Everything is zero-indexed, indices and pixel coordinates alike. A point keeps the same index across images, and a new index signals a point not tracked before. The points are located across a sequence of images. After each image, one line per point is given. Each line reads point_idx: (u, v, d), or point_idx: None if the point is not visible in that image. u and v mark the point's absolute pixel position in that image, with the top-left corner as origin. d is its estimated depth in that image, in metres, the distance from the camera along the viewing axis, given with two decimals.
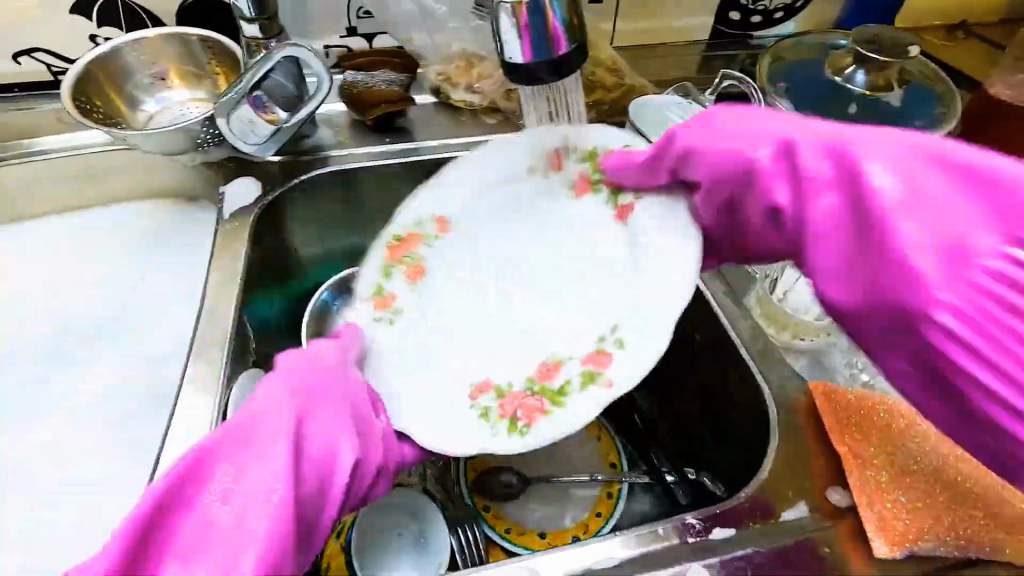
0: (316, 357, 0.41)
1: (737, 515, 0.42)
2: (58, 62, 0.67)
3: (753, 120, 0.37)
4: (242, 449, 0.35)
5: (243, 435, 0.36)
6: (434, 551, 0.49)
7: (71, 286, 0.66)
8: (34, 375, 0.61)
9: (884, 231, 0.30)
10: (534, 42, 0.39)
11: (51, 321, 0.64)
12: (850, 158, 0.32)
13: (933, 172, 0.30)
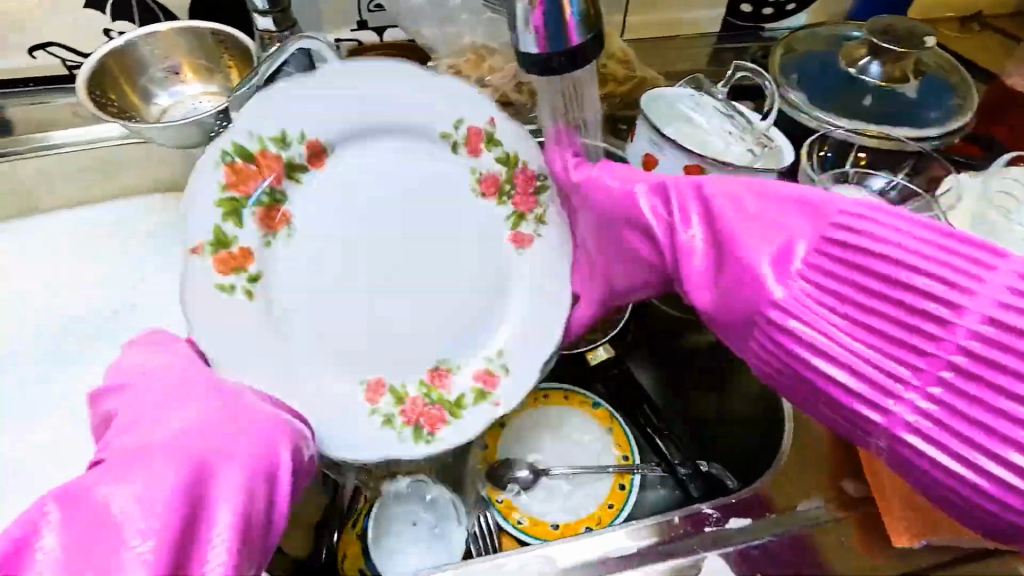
0: (196, 382, 0.43)
1: (751, 505, 0.42)
2: (73, 56, 0.67)
3: (630, 172, 0.44)
4: (112, 474, 0.32)
5: (118, 462, 0.33)
6: (448, 537, 0.50)
7: (76, 285, 0.68)
8: (53, 372, 0.64)
9: (739, 258, 0.35)
10: (548, 26, 0.39)
11: (51, 322, 0.66)
12: (699, 198, 0.38)
13: (759, 204, 0.35)
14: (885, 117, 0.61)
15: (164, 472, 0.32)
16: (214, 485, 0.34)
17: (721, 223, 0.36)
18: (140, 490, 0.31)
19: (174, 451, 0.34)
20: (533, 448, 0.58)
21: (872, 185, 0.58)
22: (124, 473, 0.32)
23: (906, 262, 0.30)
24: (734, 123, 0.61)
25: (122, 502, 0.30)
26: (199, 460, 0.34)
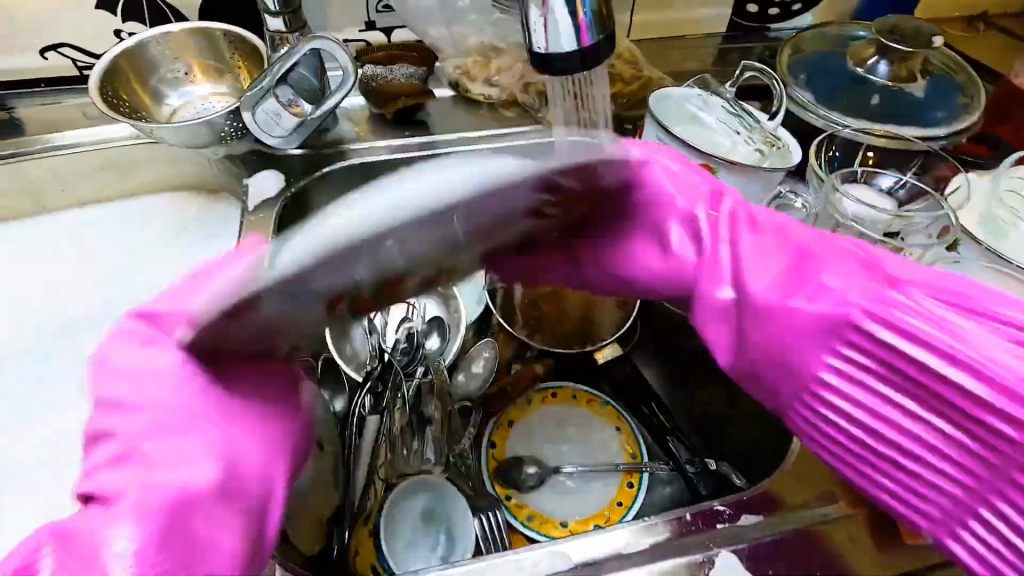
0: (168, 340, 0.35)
1: (762, 502, 0.42)
2: (84, 57, 0.68)
3: (702, 173, 0.45)
4: (100, 513, 0.32)
5: (107, 488, 0.32)
6: (459, 535, 0.50)
7: (79, 284, 0.68)
8: (58, 369, 0.63)
9: (818, 275, 0.38)
10: (561, 27, 0.39)
11: (52, 321, 0.66)
12: (761, 222, 0.42)
13: (824, 244, 0.40)
14: (893, 116, 0.61)
15: (135, 531, 0.31)
16: (191, 531, 0.32)
17: (797, 246, 0.40)
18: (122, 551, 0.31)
19: (149, 493, 0.32)
20: (543, 447, 0.59)
21: (881, 184, 0.57)
22: (104, 518, 0.32)
23: (965, 298, 0.36)
24: (742, 122, 0.61)
25: (109, 564, 0.30)
26: (176, 506, 0.32)
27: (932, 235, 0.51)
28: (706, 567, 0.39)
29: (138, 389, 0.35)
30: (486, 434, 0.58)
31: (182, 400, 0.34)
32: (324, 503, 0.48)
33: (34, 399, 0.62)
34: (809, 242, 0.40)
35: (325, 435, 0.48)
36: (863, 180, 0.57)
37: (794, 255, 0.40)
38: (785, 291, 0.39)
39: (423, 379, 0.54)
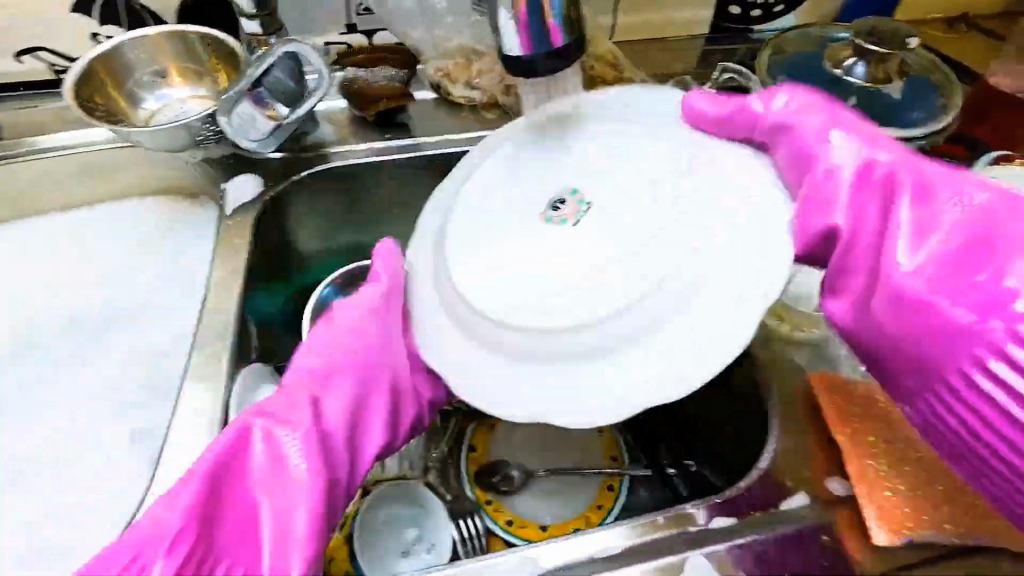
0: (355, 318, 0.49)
1: (736, 504, 0.42)
2: (59, 60, 0.67)
3: (876, 144, 0.43)
4: (291, 412, 0.44)
5: (288, 400, 0.44)
6: (435, 541, 0.50)
7: (61, 286, 0.67)
8: (32, 375, 0.61)
9: (964, 243, 0.36)
10: (531, 32, 0.39)
11: (40, 322, 0.65)
12: (930, 197, 0.39)
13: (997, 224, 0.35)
14: (871, 117, 0.61)
15: (306, 448, 0.41)
16: (315, 484, 0.40)
17: (951, 214, 0.37)
18: (300, 451, 0.41)
19: (323, 417, 0.44)
20: (522, 450, 0.58)
21: None
22: (294, 418, 0.43)
23: None
24: None
25: (291, 458, 0.41)
26: (337, 432, 0.44)
27: None
28: (679, 570, 0.39)
29: (320, 348, 0.48)
30: (464, 437, 0.58)
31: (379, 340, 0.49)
32: None
33: (33, 399, 0.61)
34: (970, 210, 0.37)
35: None
36: None
37: (945, 223, 0.37)
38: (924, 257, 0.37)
39: None
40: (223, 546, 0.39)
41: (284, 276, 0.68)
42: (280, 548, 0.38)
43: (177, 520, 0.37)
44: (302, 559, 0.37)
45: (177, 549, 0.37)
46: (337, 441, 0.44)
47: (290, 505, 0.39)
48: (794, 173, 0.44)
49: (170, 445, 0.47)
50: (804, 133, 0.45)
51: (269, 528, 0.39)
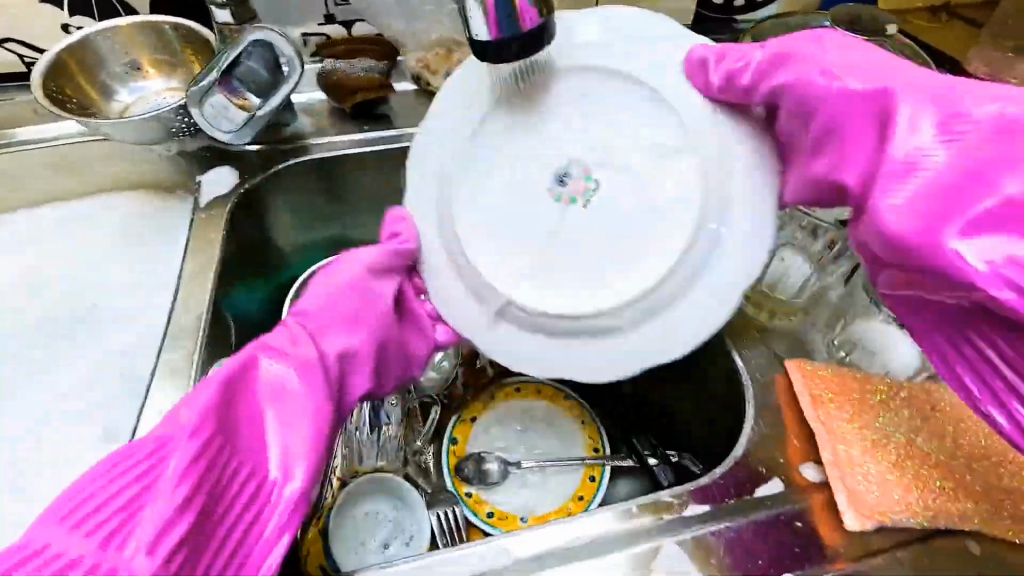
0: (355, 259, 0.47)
1: (711, 492, 0.42)
2: (31, 53, 0.66)
3: (871, 70, 0.38)
4: (298, 336, 0.42)
5: (293, 330, 0.43)
6: (415, 533, 0.49)
7: (43, 283, 0.65)
8: (36, 375, 0.61)
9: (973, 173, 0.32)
10: (501, 16, 0.39)
11: (24, 321, 0.64)
12: (930, 122, 0.34)
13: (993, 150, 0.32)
14: None
15: (305, 385, 0.39)
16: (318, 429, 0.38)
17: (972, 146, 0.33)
18: (301, 371, 0.40)
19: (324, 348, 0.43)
20: (502, 443, 0.58)
21: None
22: (301, 342, 0.42)
23: None
24: None
25: (290, 375, 0.40)
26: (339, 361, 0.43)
27: None
28: (652, 559, 0.39)
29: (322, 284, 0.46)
30: (443, 432, 0.58)
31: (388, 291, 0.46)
32: None
33: (35, 399, 0.59)
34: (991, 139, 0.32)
35: None
36: None
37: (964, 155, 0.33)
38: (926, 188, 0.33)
39: None
40: (236, 443, 0.36)
41: (265, 271, 0.67)
42: (285, 459, 0.37)
43: (195, 412, 0.35)
44: (307, 469, 0.36)
45: (195, 436, 0.34)
46: (338, 370, 0.42)
47: (295, 418, 0.38)
48: (790, 117, 0.41)
49: None
50: (794, 71, 0.40)
51: (276, 436, 0.37)
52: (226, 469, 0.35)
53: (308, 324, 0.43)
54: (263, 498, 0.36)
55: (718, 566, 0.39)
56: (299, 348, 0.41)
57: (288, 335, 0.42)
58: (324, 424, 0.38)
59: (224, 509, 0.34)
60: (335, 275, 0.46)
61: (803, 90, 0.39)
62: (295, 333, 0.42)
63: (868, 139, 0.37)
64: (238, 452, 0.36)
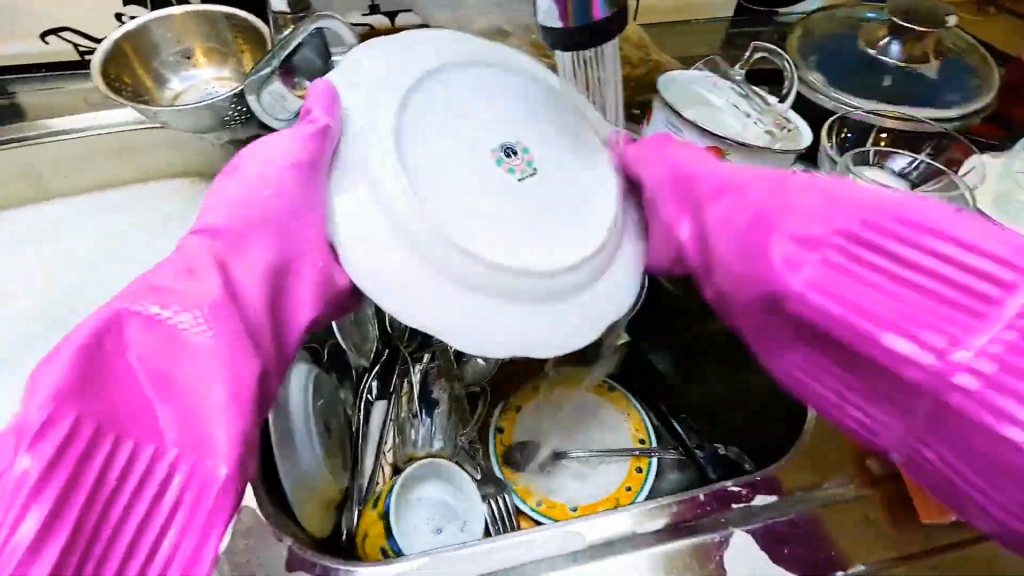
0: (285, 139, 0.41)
1: (775, 482, 0.42)
2: (84, 41, 0.68)
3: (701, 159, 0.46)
4: (183, 277, 0.34)
5: (182, 266, 0.34)
6: (469, 521, 0.50)
7: (90, 269, 0.67)
8: None
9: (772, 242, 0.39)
10: (573, 5, 0.39)
11: (69, 305, 0.65)
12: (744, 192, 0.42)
13: (782, 205, 0.39)
14: (903, 97, 0.60)
15: (210, 332, 0.31)
16: (237, 382, 0.31)
17: (766, 215, 0.40)
18: (198, 316, 0.32)
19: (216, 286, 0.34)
20: (548, 431, 0.58)
21: (894, 165, 0.56)
22: (196, 278, 0.34)
23: (917, 274, 0.34)
24: (753, 105, 0.61)
25: (181, 322, 0.31)
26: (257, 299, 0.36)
27: None
28: (719, 548, 0.40)
29: (220, 202, 0.39)
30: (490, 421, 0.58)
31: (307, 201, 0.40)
32: (332, 485, 0.49)
33: None
34: (782, 206, 0.39)
35: (329, 416, 0.52)
36: (875, 162, 0.56)
37: (760, 226, 0.40)
38: (739, 259, 0.41)
39: (429, 364, 0.55)
40: (120, 415, 0.29)
41: None
42: (192, 428, 0.30)
43: (46, 391, 0.27)
44: (234, 436, 0.30)
45: (56, 424, 0.27)
46: (252, 305, 0.35)
47: (200, 372, 0.31)
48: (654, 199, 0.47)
49: None
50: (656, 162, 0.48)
51: (171, 402, 0.30)
52: (114, 452, 0.28)
53: (199, 260, 0.35)
54: (178, 484, 0.29)
55: (789, 555, 0.40)
56: (193, 289, 0.33)
57: (173, 275, 0.33)
58: (240, 376, 0.31)
59: (121, 508, 0.28)
60: (228, 195, 0.39)
61: (666, 175, 0.46)
62: (190, 269, 0.34)
63: (709, 208, 0.44)
64: (120, 428, 0.29)
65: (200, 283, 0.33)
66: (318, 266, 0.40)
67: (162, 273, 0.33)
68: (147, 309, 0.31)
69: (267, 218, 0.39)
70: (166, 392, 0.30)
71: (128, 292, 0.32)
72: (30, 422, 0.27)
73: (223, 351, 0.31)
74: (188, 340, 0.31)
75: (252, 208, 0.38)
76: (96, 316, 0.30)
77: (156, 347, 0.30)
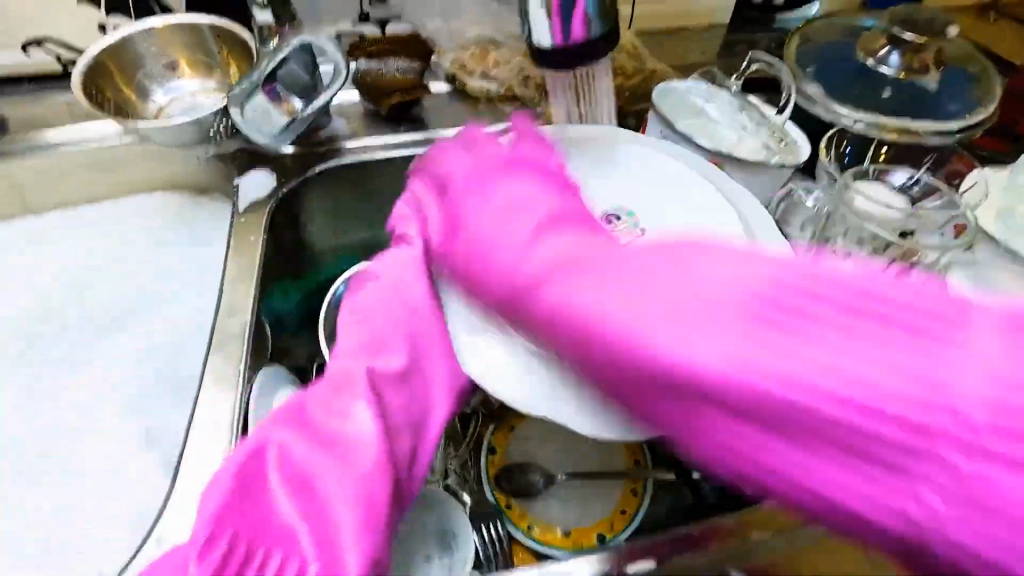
0: (399, 277, 0.44)
1: (773, 518, 0.43)
2: (67, 52, 0.67)
3: (513, 220, 0.34)
4: (327, 401, 0.39)
5: (325, 386, 0.40)
6: (460, 551, 0.48)
7: (71, 286, 0.65)
8: (57, 377, 0.60)
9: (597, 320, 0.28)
10: (561, 27, 0.37)
11: (50, 323, 0.63)
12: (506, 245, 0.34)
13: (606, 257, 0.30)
14: (904, 110, 0.58)
15: (337, 456, 0.36)
16: (366, 501, 0.35)
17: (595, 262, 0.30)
18: (330, 446, 0.37)
19: (357, 411, 0.38)
20: (539, 453, 0.57)
21: (893, 180, 0.54)
22: (336, 402, 0.39)
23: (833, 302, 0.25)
24: (748, 116, 0.59)
25: (314, 453, 0.37)
26: (382, 407, 0.39)
27: (945, 234, 0.49)
28: None
29: (355, 313, 0.43)
30: (478, 443, 0.57)
31: (426, 318, 0.43)
32: None
33: (46, 406, 0.59)
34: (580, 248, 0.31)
35: None
36: (875, 177, 0.55)
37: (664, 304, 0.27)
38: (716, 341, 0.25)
39: None
40: (267, 532, 0.36)
41: (303, 272, 0.66)
42: (327, 544, 0.34)
43: (213, 514, 0.35)
44: (356, 555, 0.34)
45: (218, 540, 0.35)
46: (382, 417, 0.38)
47: (338, 493, 0.35)
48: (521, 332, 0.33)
49: (189, 458, 0.46)
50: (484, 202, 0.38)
51: (313, 518, 0.35)
52: (268, 561, 0.35)
53: (337, 377, 0.40)
54: None
55: None
56: (327, 409, 0.38)
57: (309, 396, 0.39)
58: (368, 495, 0.35)
59: None
60: (359, 310, 0.43)
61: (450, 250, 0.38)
62: (323, 388, 0.40)
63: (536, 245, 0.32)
64: (271, 535, 0.35)
65: (333, 402, 0.39)
66: (440, 380, 0.42)
67: (302, 396, 0.40)
68: (286, 435, 0.38)
69: (397, 329, 0.42)
70: (305, 504, 0.36)
71: (275, 417, 0.39)
72: (208, 525, 0.35)
73: (354, 471, 0.36)
74: (325, 459, 0.37)
75: (377, 325, 0.42)
76: (250, 443, 0.38)
77: (300, 473, 0.36)
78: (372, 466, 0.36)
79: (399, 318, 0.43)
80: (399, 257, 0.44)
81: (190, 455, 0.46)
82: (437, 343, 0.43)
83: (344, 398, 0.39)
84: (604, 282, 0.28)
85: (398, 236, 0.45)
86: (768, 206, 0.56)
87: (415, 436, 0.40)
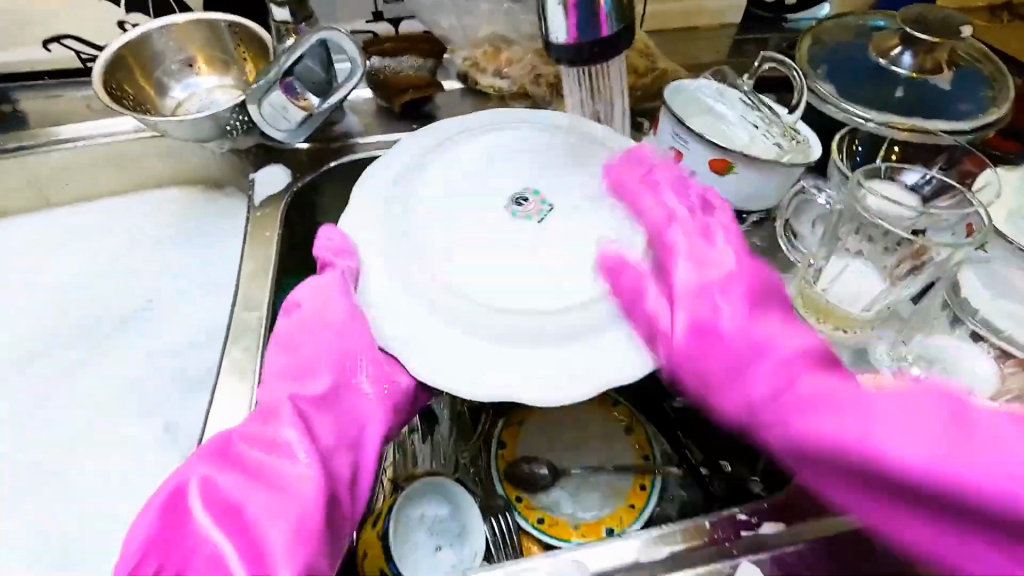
0: (321, 304, 0.47)
1: (784, 510, 0.43)
2: (87, 49, 0.68)
3: (766, 347, 0.42)
4: (254, 432, 0.42)
5: (257, 417, 0.43)
6: (470, 541, 0.48)
7: (89, 281, 0.67)
8: (76, 371, 0.62)
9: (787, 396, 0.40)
10: (577, 23, 0.38)
11: (69, 317, 0.65)
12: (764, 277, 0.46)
13: (725, 339, 0.43)
14: (918, 110, 0.59)
15: (268, 481, 0.39)
16: (300, 522, 0.38)
17: (834, 398, 0.38)
18: (263, 473, 0.40)
19: (283, 436, 0.41)
20: (551, 447, 0.57)
21: (905, 180, 0.54)
22: (263, 432, 0.42)
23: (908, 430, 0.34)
24: (759, 115, 0.59)
25: (246, 480, 0.39)
26: (309, 436, 0.42)
27: (956, 234, 0.48)
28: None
29: (281, 346, 0.47)
30: (489, 436, 0.57)
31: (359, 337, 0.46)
32: None
33: (64, 398, 0.60)
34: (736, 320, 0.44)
35: None
36: (886, 176, 0.55)
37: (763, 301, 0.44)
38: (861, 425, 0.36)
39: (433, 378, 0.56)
40: (191, 558, 0.36)
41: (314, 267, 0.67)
42: (257, 562, 0.36)
43: (139, 546, 0.36)
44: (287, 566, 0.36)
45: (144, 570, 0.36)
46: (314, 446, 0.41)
47: (266, 511, 0.38)
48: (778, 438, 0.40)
49: (206, 446, 0.47)
50: (730, 286, 0.44)
51: (239, 539, 0.37)
52: None
53: (266, 409, 0.43)
54: None
55: None
56: (258, 438, 0.41)
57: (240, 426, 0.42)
58: (302, 513, 0.38)
59: None
60: (290, 343, 0.46)
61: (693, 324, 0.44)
62: (255, 418, 0.43)
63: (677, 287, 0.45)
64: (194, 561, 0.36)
65: (264, 431, 0.42)
66: (368, 407, 0.45)
67: (234, 428, 0.42)
68: (216, 467, 0.40)
69: (323, 362, 0.45)
70: (236, 525, 0.37)
71: (206, 447, 0.41)
72: (134, 551, 0.36)
73: (288, 491, 0.39)
74: (256, 485, 0.39)
75: (303, 355, 0.46)
76: (179, 475, 0.39)
77: (226, 500, 0.38)
78: (304, 489, 0.39)
79: (332, 345, 0.45)
80: (318, 284, 0.47)
81: (208, 445, 0.47)
82: (363, 367, 0.46)
83: (273, 427, 0.42)
84: (764, 366, 0.42)
85: (324, 265, 0.48)
86: (778, 203, 0.57)
87: (353, 452, 0.43)
